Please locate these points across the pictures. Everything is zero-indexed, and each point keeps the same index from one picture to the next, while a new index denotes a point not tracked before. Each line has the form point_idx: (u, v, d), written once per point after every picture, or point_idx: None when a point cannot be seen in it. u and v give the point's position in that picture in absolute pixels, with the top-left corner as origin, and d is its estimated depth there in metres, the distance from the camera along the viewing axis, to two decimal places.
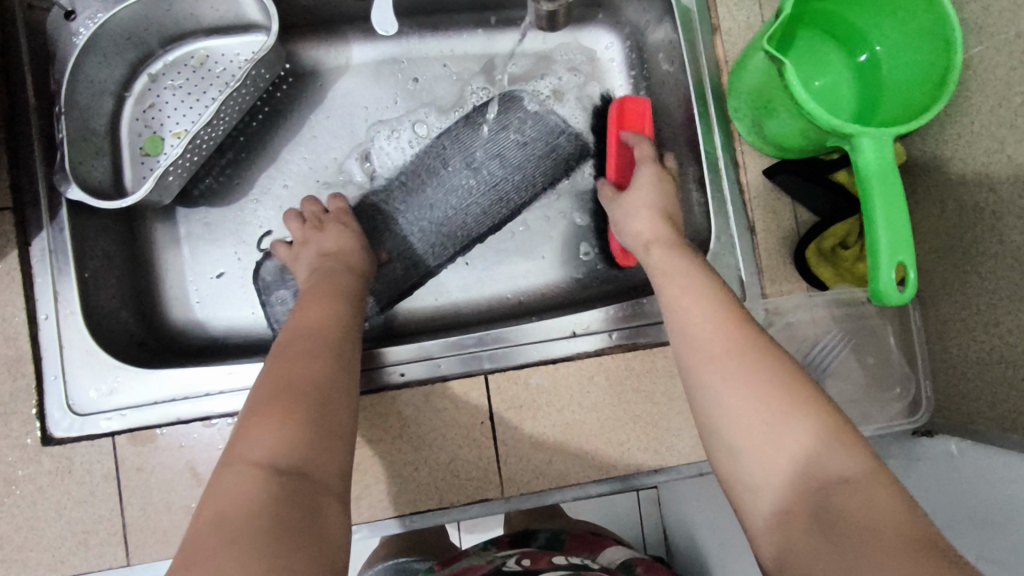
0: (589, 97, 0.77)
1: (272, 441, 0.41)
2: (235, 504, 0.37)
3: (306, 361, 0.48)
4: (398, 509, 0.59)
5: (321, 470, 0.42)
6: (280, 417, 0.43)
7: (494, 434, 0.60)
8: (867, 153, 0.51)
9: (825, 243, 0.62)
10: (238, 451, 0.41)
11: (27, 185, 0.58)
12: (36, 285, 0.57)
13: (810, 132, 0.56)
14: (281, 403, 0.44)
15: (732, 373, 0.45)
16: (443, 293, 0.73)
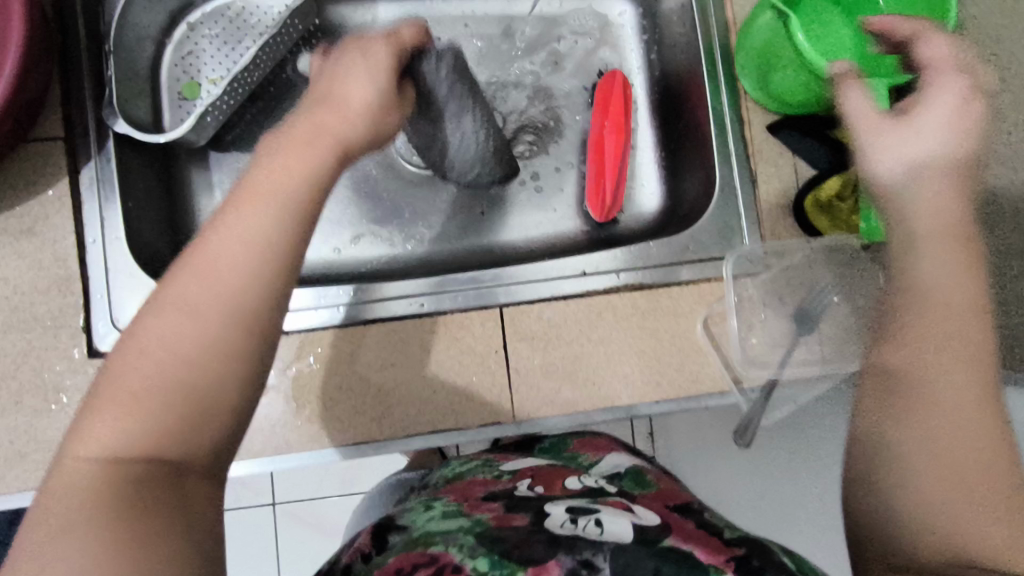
0: (602, 61, 0.81)
1: (115, 431, 0.39)
2: (64, 486, 0.38)
3: (179, 315, 0.42)
4: (417, 429, 0.63)
5: (184, 454, 0.40)
6: (130, 400, 0.40)
7: (508, 363, 0.64)
8: None
9: (822, 195, 0.66)
10: (77, 437, 0.40)
11: (77, 118, 0.62)
12: (84, 211, 0.61)
13: (812, 84, 0.61)
14: (136, 380, 0.40)
15: (955, 299, 0.43)
16: (461, 239, 0.78)
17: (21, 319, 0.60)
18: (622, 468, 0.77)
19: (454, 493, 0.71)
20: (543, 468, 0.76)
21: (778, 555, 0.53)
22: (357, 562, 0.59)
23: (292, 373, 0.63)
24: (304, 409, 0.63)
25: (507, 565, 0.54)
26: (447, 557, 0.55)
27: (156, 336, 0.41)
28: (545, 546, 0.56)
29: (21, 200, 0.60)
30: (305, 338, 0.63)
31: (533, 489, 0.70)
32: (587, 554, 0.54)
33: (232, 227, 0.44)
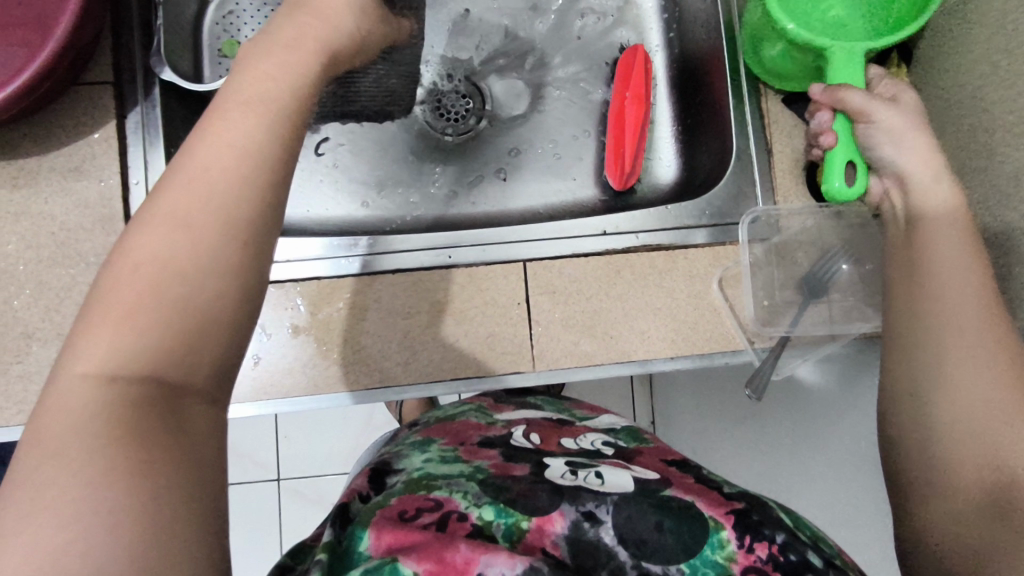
0: (621, 40, 0.85)
1: (110, 344, 0.35)
2: (55, 410, 0.34)
3: (170, 228, 0.37)
4: (440, 375, 0.65)
5: (183, 375, 0.36)
6: (124, 314, 0.36)
7: (529, 314, 0.67)
8: (840, 62, 0.60)
9: None
10: (67, 357, 0.35)
11: (126, 64, 0.65)
12: (129, 153, 0.64)
13: (795, 57, 0.64)
14: (130, 293, 0.36)
15: (974, 293, 0.46)
16: (481, 200, 0.81)
17: (66, 254, 0.62)
18: (617, 426, 0.72)
19: (446, 436, 0.65)
20: (540, 422, 0.70)
21: (777, 510, 0.49)
22: (353, 502, 0.53)
23: (322, 316, 0.65)
24: (333, 352, 0.65)
25: (512, 514, 0.49)
26: (452, 504, 0.50)
27: (146, 250, 0.37)
28: (551, 496, 0.51)
29: (70, 141, 0.63)
30: (336, 285, 0.66)
31: (529, 439, 0.64)
32: (589, 504, 0.50)
33: (218, 141, 0.40)
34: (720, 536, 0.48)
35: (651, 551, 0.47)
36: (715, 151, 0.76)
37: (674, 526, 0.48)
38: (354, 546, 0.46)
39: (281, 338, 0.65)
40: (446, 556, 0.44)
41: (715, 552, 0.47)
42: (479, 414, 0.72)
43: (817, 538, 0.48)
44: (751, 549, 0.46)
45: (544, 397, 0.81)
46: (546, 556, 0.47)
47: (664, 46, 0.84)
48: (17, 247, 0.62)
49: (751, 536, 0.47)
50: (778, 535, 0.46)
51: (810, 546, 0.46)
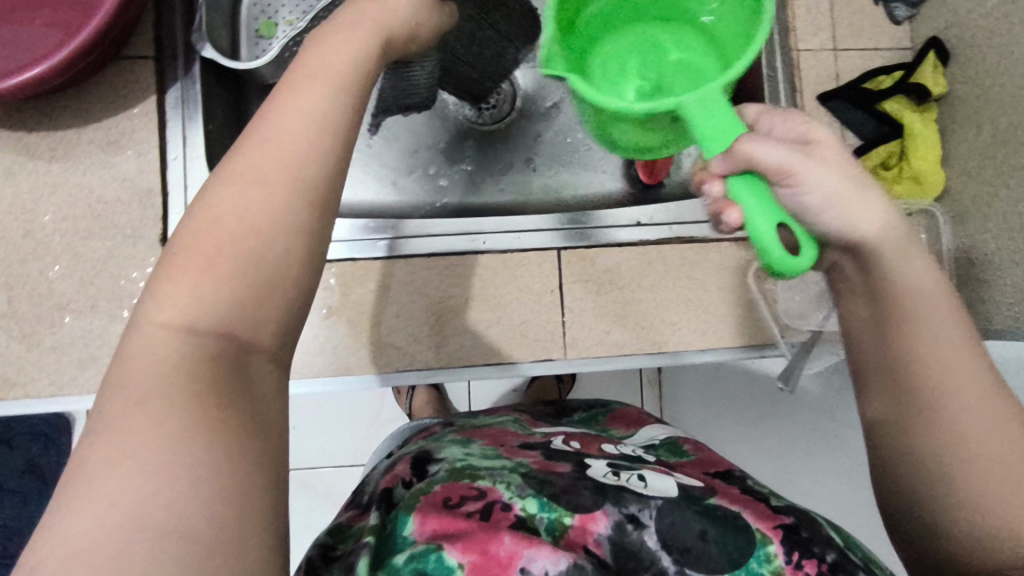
0: None
1: (186, 298, 0.33)
2: (138, 357, 0.32)
3: (251, 183, 0.34)
4: (471, 360, 0.65)
5: (252, 337, 0.34)
6: (203, 265, 0.33)
7: (562, 303, 0.67)
8: (694, 108, 0.38)
9: (869, 162, 0.70)
10: (150, 303, 0.34)
11: (167, 40, 0.65)
12: (168, 129, 0.64)
13: (607, 125, 0.45)
14: (211, 242, 0.34)
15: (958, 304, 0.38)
16: (508, 190, 0.81)
17: (103, 227, 0.62)
18: (656, 439, 0.69)
19: (485, 439, 0.61)
20: (577, 432, 0.66)
21: (826, 528, 0.47)
22: (397, 488, 0.53)
23: (356, 297, 0.65)
24: (364, 334, 0.65)
25: (556, 509, 0.48)
26: (495, 494, 0.50)
27: (227, 203, 0.34)
28: (594, 494, 0.50)
29: (110, 115, 0.63)
30: (369, 267, 0.66)
31: (569, 445, 0.61)
32: (632, 507, 0.49)
33: (298, 101, 0.37)
34: (767, 550, 0.46)
35: (694, 558, 0.46)
36: None
37: (719, 535, 0.47)
38: (398, 530, 0.46)
39: (313, 319, 0.65)
40: (491, 549, 0.43)
41: (762, 566, 0.45)
42: (518, 425, 0.67)
43: (867, 560, 0.46)
44: (799, 565, 0.45)
45: (579, 417, 0.77)
46: (588, 555, 0.46)
47: None
48: (54, 218, 0.62)
49: (799, 552, 0.45)
50: (828, 554, 0.45)
51: (861, 568, 0.44)
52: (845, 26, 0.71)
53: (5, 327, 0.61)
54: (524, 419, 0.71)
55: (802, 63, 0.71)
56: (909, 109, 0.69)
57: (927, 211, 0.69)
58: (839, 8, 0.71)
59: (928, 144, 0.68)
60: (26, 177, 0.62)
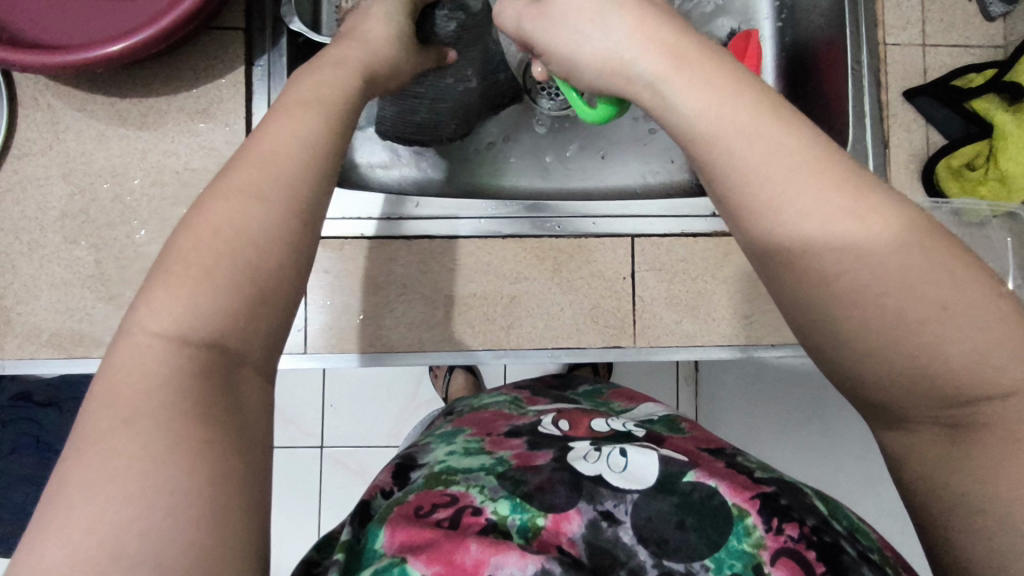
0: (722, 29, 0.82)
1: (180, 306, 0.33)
2: (128, 370, 0.32)
3: (246, 199, 0.36)
4: (541, 342, 0.66)
5: (246, 347, 0.35)
6: (199, 277, 0.34)
7: (633, 290, 0.67)
8: None
9: (955, 160, 0.68)
10: (141, 313, 0.34)
11: (256, 12, 0.66)
12: (254, 101, 0.65)
13: None
14: (208, 255, 0.34)
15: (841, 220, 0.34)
16: (556, 179, 0.83)
17: (187, 193, 0.63)
18: (656, 415, 0.68)
19: (474, 427, 0.64)
20: (570, 408, 0.67)
21: (810, 497, 0.49)
22: (375, 500, 0.55)
23: (430, 273, 0.66)
24: (436, 311, 0.65)
25: (528, 510, 0.50)
26: (468, 498, 0.50)
27: (217, 217, 0.35)
28: (569, 492, 0.51)
29: (199, 83, 0.64)
30: (443, 245, 0.66)
31: (557, 426, 0.61)
32: (607, 503, 0.50)
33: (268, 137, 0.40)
34: (746, 523, 0.47)
35: (673, 549, 0.47)
36: None
37: (698, 522, 0.48)
38: (370, 543, 0.47)
39: (388, 294, 0.65)
40: (457, 559, 0.44)
41: (742, 541, 0.46)
42: (514, 406, 0.71)
43: (853, 529, 0.48)
44: (780, 530, 0.46)
45: (584, 390, 0.80)
46: (562, 555, 0.47)
47: (774, 35, 0.81)
48: (142, 183, 0.63)
49: (779, 519, 0.46)
50: (808, 519, 0.46)
51: (842, 535, 0.46)
52: (935, 22, 0.70)
53: (89, 286, 0.62)
54: (524, 396, 0.75)
55: (889, 57, 0.70)
56: (999, 109, 0.68)
57: (1015, 214, 0.68)
58: (929, 2, 0.70)
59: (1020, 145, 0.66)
60: (117, 141, 0.63)
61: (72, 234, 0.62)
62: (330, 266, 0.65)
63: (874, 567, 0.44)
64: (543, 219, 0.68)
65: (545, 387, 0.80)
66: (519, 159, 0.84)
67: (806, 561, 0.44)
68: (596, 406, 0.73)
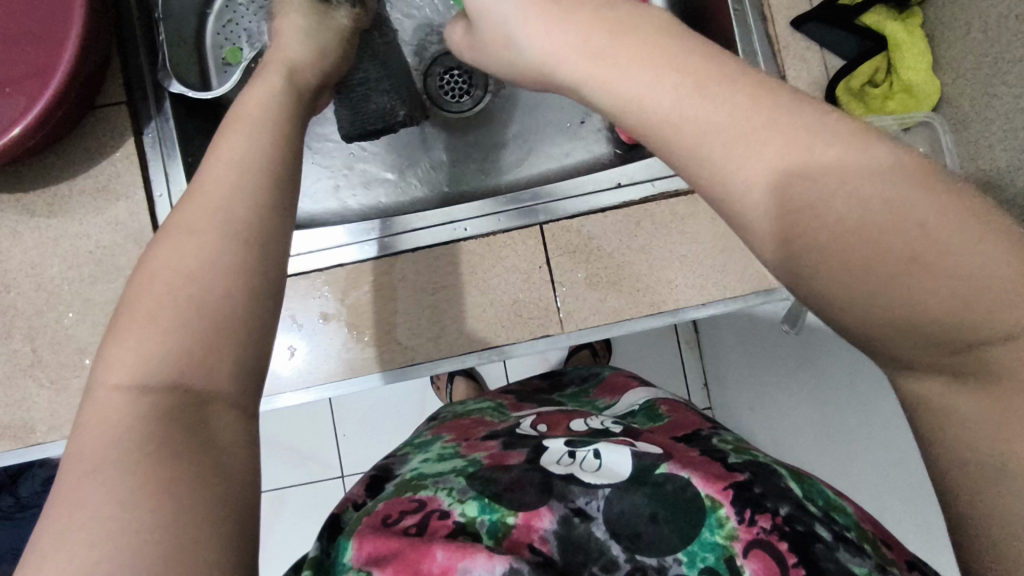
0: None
1: (136, 356, 0.32)
2: (93, 424, 0.31)
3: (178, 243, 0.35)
4: (471, 346, 0.66)
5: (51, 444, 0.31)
6: (148, 317, 0.33)
7: (552, 277, 0.66)
8: None
9: (856, 82, 0.65)
10: (101, 369, 0.33)
11: (136, 83, 0.68)
12: (150, 167, 0.67)
13: None
14: (151, 297, 0.33)
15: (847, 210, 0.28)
16: (473, 179, 0.82)
17: (105, 269, 0.65)
18: (636, 405, 0.64)
19: (452, 433, 0.58)
20: (550, 410, 0.62)
21: (784, 479, 0.44)
22: (346, 512, 0.48)
23: (348, 302, 0.66)
24: (362, 337, 0.66)
25: (497, 509, 0.44)
26: (435, 502, 0.44)
27: (166, 260, 0.35)
28: (539, 491, 0.45)
29: (94, 162, 0.66)
30: (357, 271, 0.67)
31: (536, 429, 0.56)
32: (579, 501, 0.45)
33: None
34: (718, 515, 0.42)
35: (646, 544, 0.43)
36: None
37: (670, 514, 0.43)
38: (339, 558, 0.42)
39: (312, 326, 0.66)
40: (423, 571, 0.39)
41: (715, 533, 0.42)
42: (496, 412, 0.65)
43: (828, 509, 0.43)
44: (752, 522, 0.41)
45: (570, 391, 0.74)
46: (533, 555, 0.42)
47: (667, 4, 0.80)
48: (60, 269, 0.65)
49: (752, 509, 0.42)
50: (782, 507, 0.42)
51: (817, 518, 0.41)
52: None
53: (33, 375, 0.64)
54: (508, 402, 0.69)
55: None
56: (890, 19, 0.65)
57: (927, 122, 0.64)
58: None
59: (916, 53, 0.64)
60: (30, 234, 0.65)
61: (7, 328, 0.65)
62: None
63: (850, 548, 0.39)
64: (450, 227, 0.67)
65: (533, 390, 0.75)
66: (440, 164, 0.82)
67: (778, 553, 0.40)
68: (575, 404, 0.67)
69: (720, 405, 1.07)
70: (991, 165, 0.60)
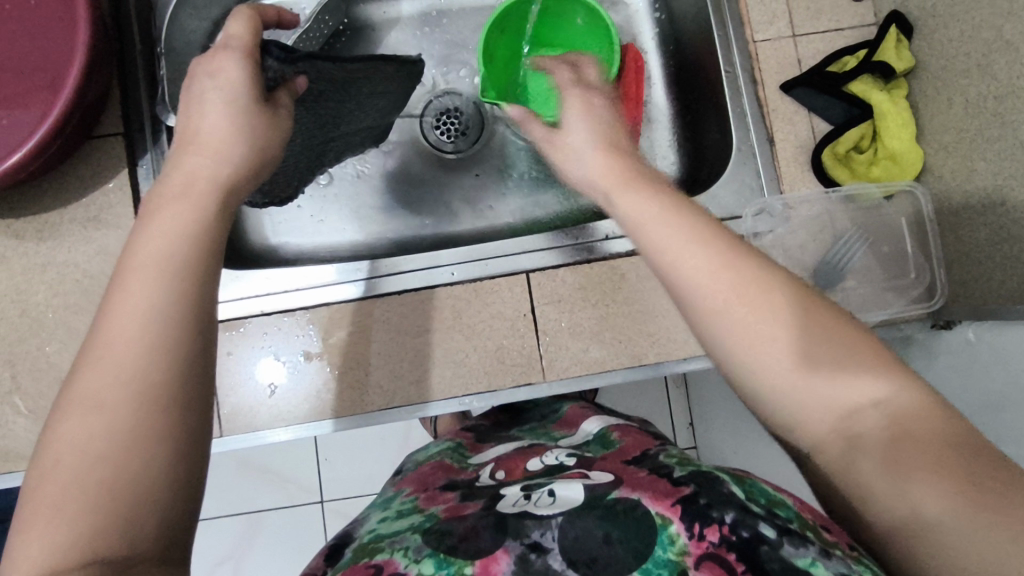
0: (754, 76, 0.69)
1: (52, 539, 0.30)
2: None
3: (91, 412, 0.33)
4: (453, 391, 0.66)
5: None
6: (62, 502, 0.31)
7: (535, 325, 0.67)
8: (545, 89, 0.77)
9: (842, 147, 0.67)
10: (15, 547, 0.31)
11: (134, 114, 0.69)
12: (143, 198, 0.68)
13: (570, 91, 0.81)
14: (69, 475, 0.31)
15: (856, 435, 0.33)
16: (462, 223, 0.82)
17: (91, 299, 0.65)
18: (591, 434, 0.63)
19: (412, 485, 0.58)
20: (509, 452, 0.62)
21: (728, 486, 0.43)
22: None
23: (333, 341, 0.66)
24: (344, 377, 0.66)
25: (453, 563, 0.41)
26: (392, 566, 0.41)
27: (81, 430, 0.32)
28: (494, 533, 0.43)
29: (89, 191, 0.67)
30: (342, 311, 0.67)
31: (493, 477, 0.56)
32: (533, 534, 0.42)
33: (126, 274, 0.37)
34: (670, 531, 0.40)
35: (603, 565, 0.39)
36: (709, 166, 0.75)
37: (624, 533, 0.41)
38: None
39: (294, 364, 0.66)
40: None
41: (667, 550, 0.39)
42: (457, 454, 0.66)
43: (771, 506, 0.43)
44: (702, 536, 0.39)
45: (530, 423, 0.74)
46: None
47: (660, 57, 0.82)
48: (46, 296, 0.65)
49: (700, 523, 0.40)
50: (728, 514, 0.40)
51: (761, 517, 0.40)
52: (801, 10, 0.69)
53: (13, 403, 0.64)
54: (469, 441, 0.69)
55: (760, 54, 0.69)
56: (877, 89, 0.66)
57: (909, 190, 0.66)
58: None
59: (900, 122, 0.66)
60: (18, 260, 0.66)
61: None
62: (233, 347, 0.66)
63: (795, 540, 0.38)
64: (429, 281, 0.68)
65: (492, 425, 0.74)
66: (429, 208, 0.83)
67: (728, 563, 0.38)
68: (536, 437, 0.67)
69: (706, 446, 1.06)
70: (971, 237, 0.61)
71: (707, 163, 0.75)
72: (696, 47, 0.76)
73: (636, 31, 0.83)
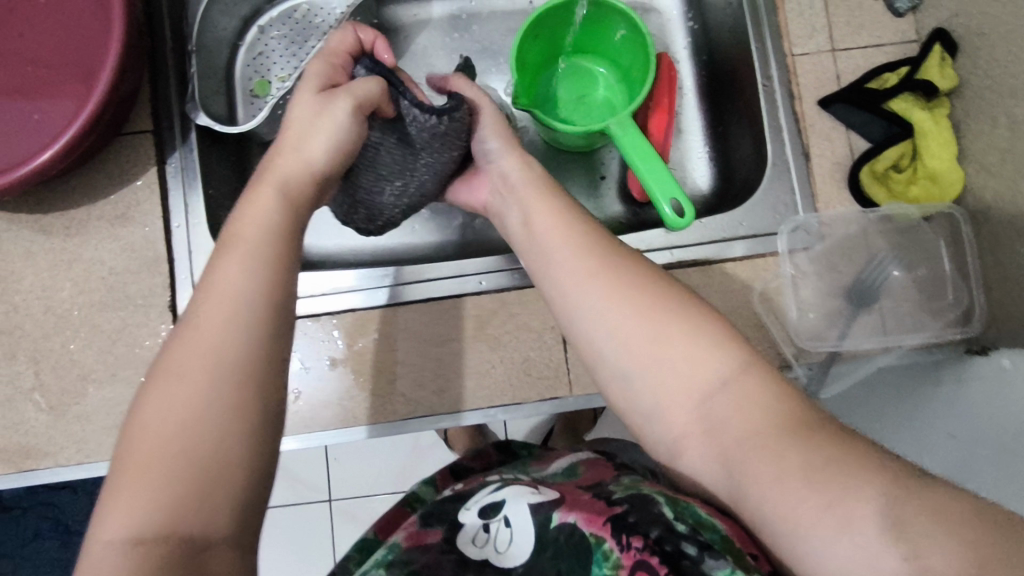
0: (791, 90, 0.68)
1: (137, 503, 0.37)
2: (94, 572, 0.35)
3: (170, 393, 0.40)
4: (478, 402, 0.65)
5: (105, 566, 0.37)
6: (150, 471, 0.37)
7: (563, 338, 0.66)
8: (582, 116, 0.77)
9: (879, 166, 0.66)
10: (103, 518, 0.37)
11: (163, 112, 0.68)
12: (170, 197, 0.67)
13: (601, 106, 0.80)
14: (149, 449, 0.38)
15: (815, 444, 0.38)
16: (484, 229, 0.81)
17: (116, 298, 0.65)
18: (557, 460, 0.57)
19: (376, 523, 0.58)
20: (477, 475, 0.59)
21: (658, 502, 0.42)
22: None
23: (358, 348, 0.66)
24: (368, 384, 0.65)
25: None
26: None
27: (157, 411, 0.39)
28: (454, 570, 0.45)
29: (116, 189, 0.66)
30: (367, 317, 0.66)
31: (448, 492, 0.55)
32: None
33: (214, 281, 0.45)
34: (602, 549, 0.42)
35: None
36: (741, 180, 0.74)
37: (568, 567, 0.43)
38: None
39: (317, 370, 0.65)
40: None
41: (601, 567, 0.41)
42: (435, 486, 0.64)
43: (699, 526, 0.40)
44: (628, 546, 0.41)
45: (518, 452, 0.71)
46: None
47: (692, 67, 0.81)
48: (71, 293, 0.65)
49: (625, 537, 0.41)
50: (652, 530, 0.40)
51: (684, 533, 0.40)
52: (842, 25, 0.68)
53: (34, 400, 0.63)
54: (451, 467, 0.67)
55: (798, 67, 0.68)
56: (918, 107, 0.65)
57: (948, 212, 0.64)
58: (834, 7, 0.69)
59: (941, 142, 0.64)
60: (44, 256, 0.65)
61: (10, 350, 0.64)
62: None
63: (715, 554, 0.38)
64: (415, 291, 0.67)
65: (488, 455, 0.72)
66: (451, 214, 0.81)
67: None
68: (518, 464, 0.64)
69: None
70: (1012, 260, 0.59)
71: (739, 177, 0.74)
72: (732, 57, 0.75)
73: (671, 39, 0.82)
